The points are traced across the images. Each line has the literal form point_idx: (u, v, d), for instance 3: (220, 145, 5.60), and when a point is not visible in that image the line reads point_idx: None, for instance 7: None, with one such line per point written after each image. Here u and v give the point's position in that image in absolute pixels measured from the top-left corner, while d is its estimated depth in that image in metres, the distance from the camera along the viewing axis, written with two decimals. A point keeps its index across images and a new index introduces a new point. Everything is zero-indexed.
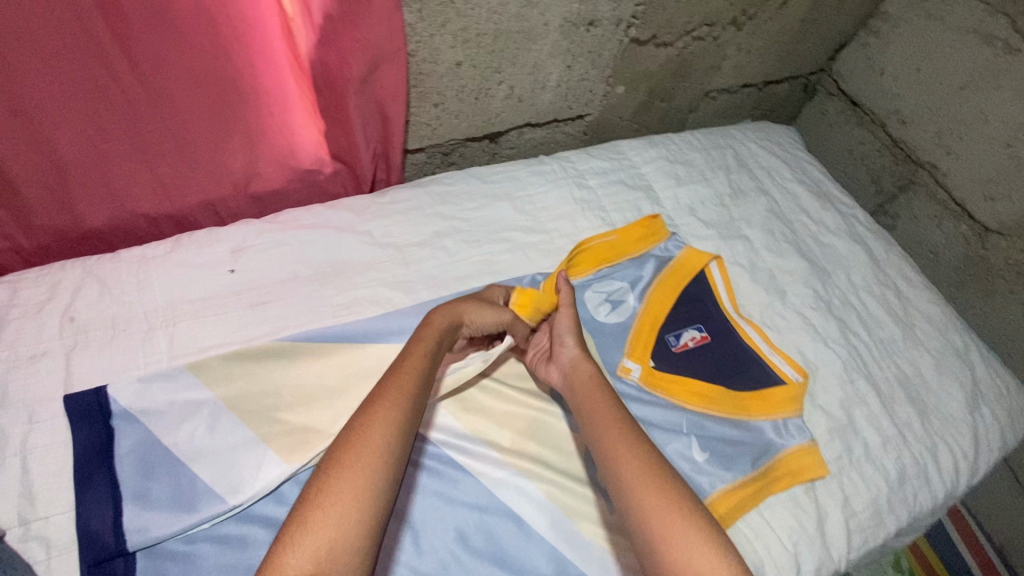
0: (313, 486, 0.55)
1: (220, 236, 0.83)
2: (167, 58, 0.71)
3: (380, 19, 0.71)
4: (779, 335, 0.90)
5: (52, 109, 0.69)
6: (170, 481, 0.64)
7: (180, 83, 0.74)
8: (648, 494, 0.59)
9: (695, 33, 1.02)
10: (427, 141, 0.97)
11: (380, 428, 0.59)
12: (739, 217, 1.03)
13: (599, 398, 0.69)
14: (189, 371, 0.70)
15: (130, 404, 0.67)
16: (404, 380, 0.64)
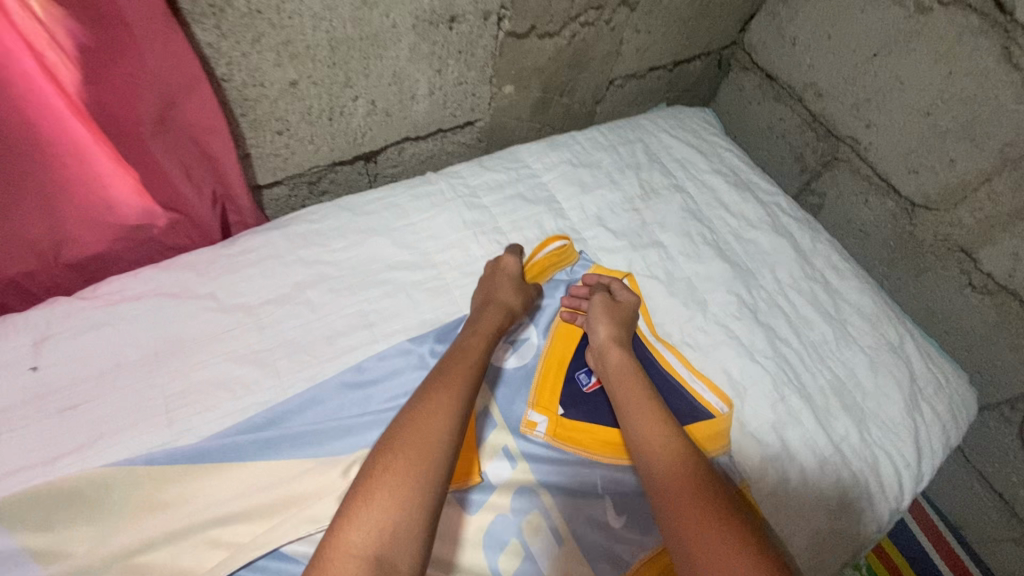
0: (378, 462, 0.55)
1: (19, 326, 0.67)
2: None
3: (157, 46, 0.58)
4: (701, 355, 0.81)
5: None
6: None
7: None
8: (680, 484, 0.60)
9: (582, 18, 0.90)
10: (283, 173, 0.82)
11: (441, 416, 0.58)
12: (652, 221, 0.93)
13: (628, 383, 0.70)
14: None
15: None
16: (460, 374, 0.64)
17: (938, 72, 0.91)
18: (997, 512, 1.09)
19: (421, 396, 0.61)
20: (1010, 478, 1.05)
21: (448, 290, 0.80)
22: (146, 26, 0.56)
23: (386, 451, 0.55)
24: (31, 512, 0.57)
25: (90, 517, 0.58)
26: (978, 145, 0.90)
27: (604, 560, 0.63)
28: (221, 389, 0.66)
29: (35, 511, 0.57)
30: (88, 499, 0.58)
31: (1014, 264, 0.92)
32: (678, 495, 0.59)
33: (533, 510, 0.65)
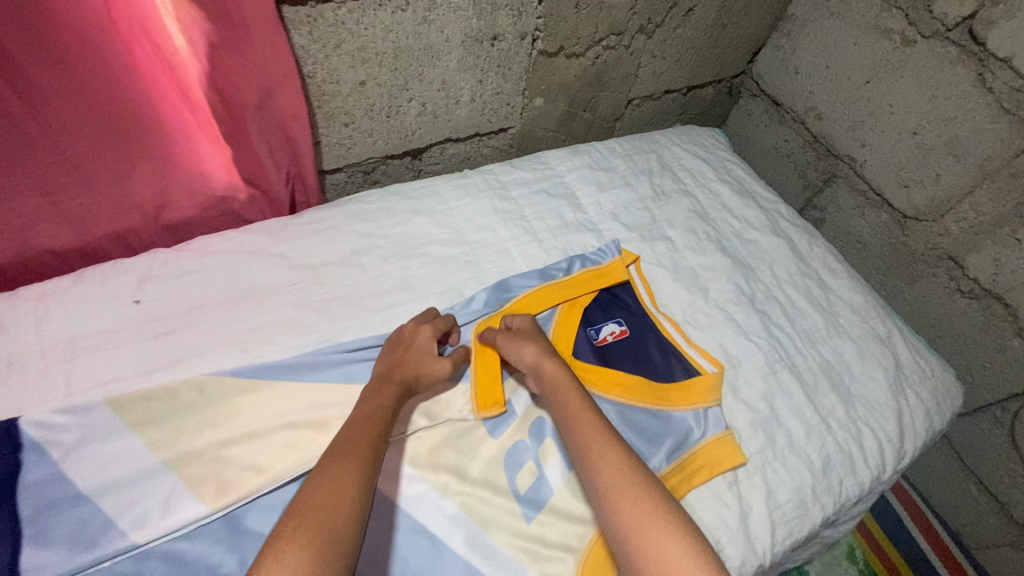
0: (289, 523, 0.55)
1: (126, 268, 0.81)
2: (31, 84, 0.67)
3: (264, 43, 0.73)
4: (701, 332, 0.91)
5: None
6: (71, 520, 0.61)
7: (74, 114, 0.72)
8: (615, 464, 0.64)
9: (605, 42, 1.04)
10: (344, 161, 0.97)
11: (348, 475, 0.60)
12: (662, 219, 1.04)
13: (562, 378, 0.73)
14: (108, 406, 0.67)
15: (39, 434, 0.65)
16: (369, 430, 0.65)
17: (923, 96, 1.02)
18: (993, 515, 1.13)
19: (329, 461, 0.61)
20: (1002, 479, 1.09)
21: (478, 265, 0.92)
22: (259, 28, 0.72)
23: (300, 511, 0.56)
24: (136, 406, 0.68)
25: (180, 417, 0.69)
26: (960, 161, 0.99)
27: None
28: (287, 328, 0.79)
29: (140, 405, 0.68)
30: (178, 400, 0.69)
31: (997, 270, 1.00)
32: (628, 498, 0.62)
33: (547, 439, 0.74)
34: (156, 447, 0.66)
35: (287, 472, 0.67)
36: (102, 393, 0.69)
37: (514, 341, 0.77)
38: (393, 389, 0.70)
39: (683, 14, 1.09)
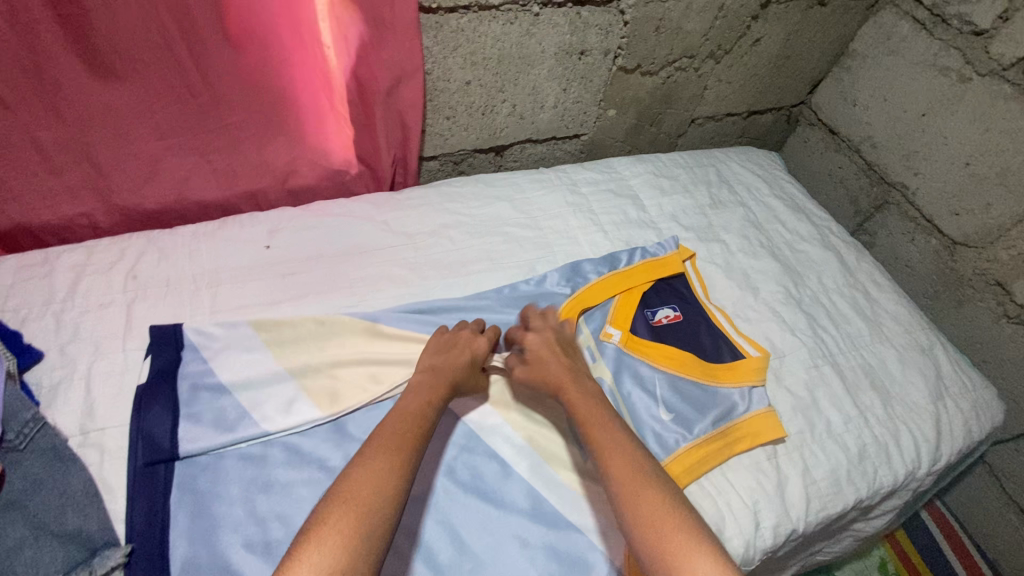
0: (324, 511, 0.59)
1: (259, 220, 0.97)
2: (214, 61, 0.86)
3: (404, 43, 0.89)
4: (749, 325, 0.99)
5: (135, 107, 0.87)
6: (216, 408, 0.74)
7: (238, 92, 0.90)
8: (631, 472, 0.68)
9: (677, 64, 1.16)
10: (440, 150, 1.12)
11: (384, 467, 0.63)
12: (719, 224, 1.14)
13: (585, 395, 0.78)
14: (250, 324, 0.82)
15: (197, 336, 0.79)
16: (414, 430, 0.69)
17: (977, 129, 1.09)
18: None
19: (369, 452, 0.65)
20: None
21: (550, 247, 1.03)
22: (402, 29, 0.87)
23: (342, 496, 0.60)
24: (271, 328, 0.82)
25: (300, 342, 0.82)
26: (1011, 191, 1.05)
27: (653, 441, 0.81)
28: (387, 281, 0.94)
29: (272, 328, 0.82)
30: (301, 326, 0.83)
31: None
32: (645, 505, 0.65)
33: None
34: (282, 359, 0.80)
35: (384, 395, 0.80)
36: (241, 313, 0.85)
37: (540, 363, 0.81)
38: (439, 389, 0.74)
39: (751, 44, 1.21)
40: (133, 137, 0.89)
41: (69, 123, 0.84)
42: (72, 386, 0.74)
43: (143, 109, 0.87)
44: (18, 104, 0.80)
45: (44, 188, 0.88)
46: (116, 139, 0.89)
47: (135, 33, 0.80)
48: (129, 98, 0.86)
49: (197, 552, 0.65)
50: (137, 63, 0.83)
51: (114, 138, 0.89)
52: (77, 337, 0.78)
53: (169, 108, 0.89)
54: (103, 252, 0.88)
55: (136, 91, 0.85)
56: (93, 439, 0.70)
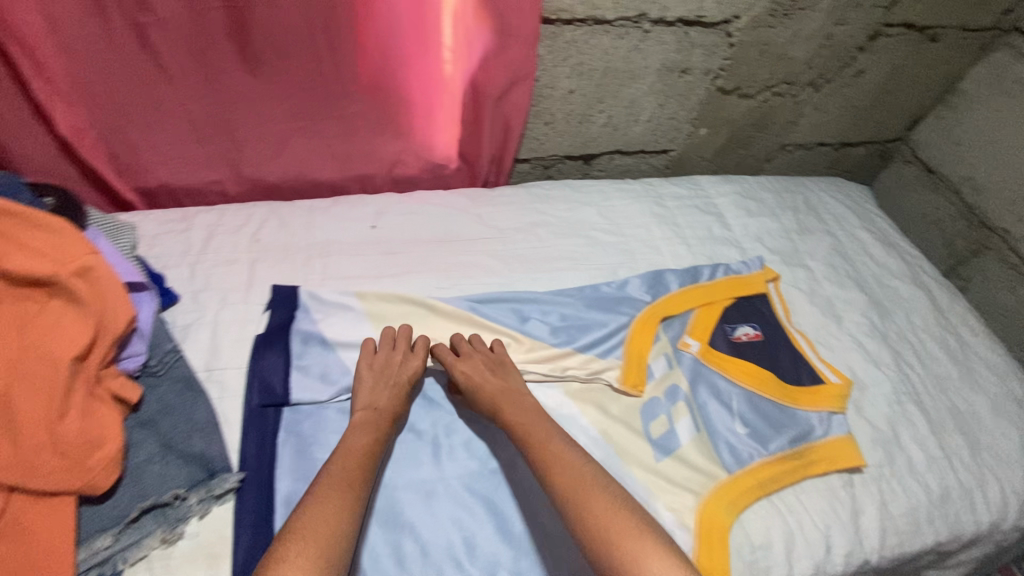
0: (277, 555, 0.58)
1: (367, 202, 1.05)
2: (350, 58, 0.94)
3: (521, 53, 0.95)
4: (831, 353, 0.98)
5: (273, 92, 0.96)
6: (321, 364, 0.82)
7: (364, 86, 0.98)
8: (584, 483, 0.68)
9: (775, 89, 1.18)
10: (534, 153, 1.17)
11: (337, 494, 0.64)
12: (804, 250, 1.13)
13: (529, 425, 0.75)
14: (357, 297, 0.89)
15: (310, 297, 0.87)
16: (357, 456, 0.69)
17: None
18: None
19: (319, 484, 0.65)
20: None
21: (633, 254, 1.06)
22: (522, 39, 0.94)
23: (297, 526, 0.61)
24: (374, 301, 0.89)
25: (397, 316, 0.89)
26: None
27: (726, 452, 0.81)
28: (478, 269, 0.99)
29: (375, 301, 0.89)
30: (399, 304, 0.90)
31: None
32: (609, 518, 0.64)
33: (681, 402, 0.85)
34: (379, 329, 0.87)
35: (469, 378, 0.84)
36: (346, 284, 0.93)
37: (467, 388, 0.80)
38: (381, 422, 0.74)
39: (853, 75, 1.20)
40: (269, 121, 0.99)
41: (221, 103, 0.95)
42: (201, 328, 0.82)
43: (281, 97, 0.97)
44: (182, 82, 0.91)
45: (188, 156, 0.99)
46: (254, 120, 0.98)
47: (287, 27, 0.89)
48: (271, 86, 0.95)
49: (297, 489, 0.71)
50: (281, 53, 0.92)
51: (252, 119, 0.98)
52: (207, 286, 0.87)
53: (303, 98, 0.98)
54: (232, 215, 0.98)
55: (276, 79, 0.94)
56: (215, 376, 0.78)
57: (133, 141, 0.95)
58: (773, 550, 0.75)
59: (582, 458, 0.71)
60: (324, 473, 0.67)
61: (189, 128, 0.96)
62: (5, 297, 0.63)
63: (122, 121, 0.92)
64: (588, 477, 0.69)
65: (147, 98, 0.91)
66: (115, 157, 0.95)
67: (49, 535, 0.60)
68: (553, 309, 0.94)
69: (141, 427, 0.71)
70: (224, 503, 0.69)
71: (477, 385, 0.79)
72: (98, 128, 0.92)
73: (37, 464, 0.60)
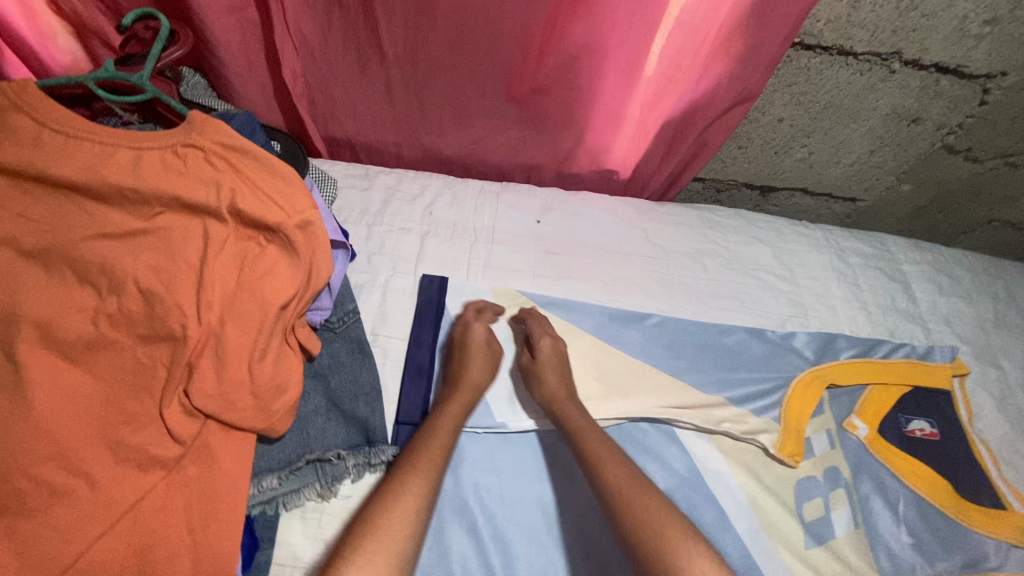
0: (355, 537, 0.55)
1: (536, 194, 1.03)
2: (575, 56, 0.87)
3: (745, 78, 0.87)
4: (1016, 474, 0.86)
5: (475, 70, 0.90)
6: None
7: (565, 84, 0.91)
8: (662, 513, 0.62)
9: (1010, 159, 1.03)
10: (712, 175, 1.09)
11: (415, 490, 0.60)
12: (999, 346, 1.00)
13: (604, 461, 0.68)
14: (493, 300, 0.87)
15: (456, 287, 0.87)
16: (433, 453, 0.65)
17: None
18: None
19: (396, 473, 0.63)
20: None
21: (803, 309, 0.97)
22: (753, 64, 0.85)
23: (364, 519, 0.57)
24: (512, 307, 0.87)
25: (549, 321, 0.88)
26: None
27: (885, 557, 0.74)
28: (639, 289, 0.95)
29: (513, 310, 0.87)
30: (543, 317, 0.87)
31: None
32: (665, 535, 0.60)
33: (840, 488, 0.78)
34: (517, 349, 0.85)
35: (612, 418, 0.78)
36: (504, 276, 0.91)
37: (533, 386, 0.78)
38: (456, 412, 0.72)
39: None
40: (469, 101, 0.95)
41: (434, 74, 0.91)
42: (371, 291, 0.84)
43: (492, 82, 0.92)
44: (408, 48, 0.88)
45: (381, 114, 0.98)
46: (445, 92, 0.94)
47: (522, 19, 0.83)
48: (486, 70, 0.90)
49: (443, 478, 0.72)
50: (493, 34, 0.85)
51: (444, 90, 0.93)
52: (381, 250, 0.89)
53: (511, 86, 0.93)
54: (409, 182, 0.99)
55: (482, 59, 0.89)
56: (380, 341, 0.80)
57: (337, 92, 0.94)
58: None
59: (639, 505, 0.63)
60: (404, 453, 0.66)
61: (395, 92, 0.94)
62: (233, 235, 0.66)
63: (336, 71, 0.91)
64: (640, 525, 0.61)
65: (366, 55, 0.89)
66: (315, 102, 0.95)
67: (232, 470, 0.62)
68: (711, 353, 0.88)
69: (313, 377, 0.73)
70: (375, 473, 0.70)
71: (536, 377, 0.78)
72: (310, 75, 0.91)
73: (234, 400, 0.63)
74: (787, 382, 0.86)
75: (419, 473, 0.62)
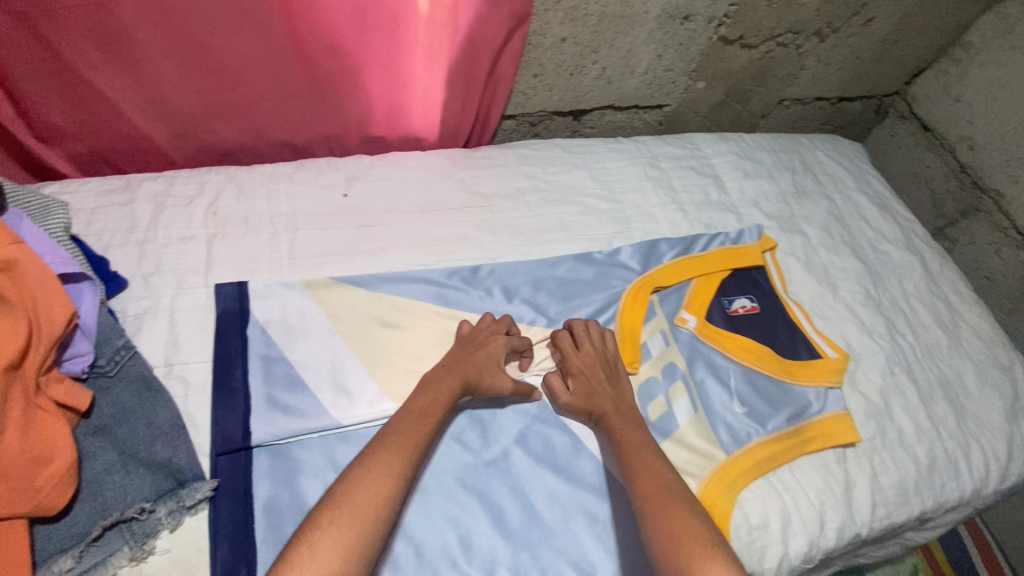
0: (317, 521, 0.56)
1: (338, 166, 0.94)
2: (322, 9, 0.78)
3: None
4: (827, 324, 0.96)
5: (211, 39, 0.78)
6: (285, 370, 0.74)
7: (322, 39, 0.82)
8: (683, 511, 0.64)
9: (780, 39, 1.10)
10: (521, 109, 1.07)
11: (381, 485, 0.59)
12: (800, 215, 1.09)
13: (649, 470, 0.68)
14: (303, 288, 0.80)
15: (259, 287, 0.78)
16: (412, 443, 0.64)
17: None
18: None
19: (367, 458, 0.62)
20: None
21: (627, 222, 1.00)
22: None
23: (326, 507, 0.57)
24: (325, 291, 0.80)
25: (401, 293, 0.83)
26: None
27: (725, 432, 0.80)
28: (464, 242, 0.91)
29: (327, 295, 0.80)
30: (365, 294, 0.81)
31: None
32: (685, 526, 0.62)
33: (679, 381, 0.83)
34: (349, 337, 0.78)
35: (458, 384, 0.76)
36: (312, 262, 0.83)
37: (586, 397, 0.75)
38: (450, 384, 0.71)
39: (861, 24, 1.13)
40: (224, 84, 0.84)
41: (165, 59, 0.78)
42: (155, 317, 0.74)
43: (241, 56, 0.81)
44: (120, 34, 0.74)
45: (122, 119, 0.83)
46: (186, 72, 0.81)
47: None
48: (228, 43, 0.79)
49: (278, 493, 0.66)
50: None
51: (184, 70, 0.80)
52: (161, 268, 0.78)
53: (267, 57, 0.82)
54: (182, 184, 0.87)
55: (213, 25, 0.77)
56: (176, 371, 0.71)
57: (55, 102, 0.79)
58: (769, 529, 0.74)
59: (663, 504, 0.64)
60: (380, 433, 0.65)
61: (129, 89, 0.80)
62: None
63: (43, 74, 0.76)
64: (671, 531, 0.62)
65: (75, 51, 0.74)
66: (31, 120, 0.80)
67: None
68: (545, 288, 0.89)
69: (95, 434, 0.64)
70: (197, 513, 0.63)
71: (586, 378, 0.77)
72: (11, 85, 0.76)
73: None
74: (619, 296, 0.89)
75: (390, 461, 0.61)
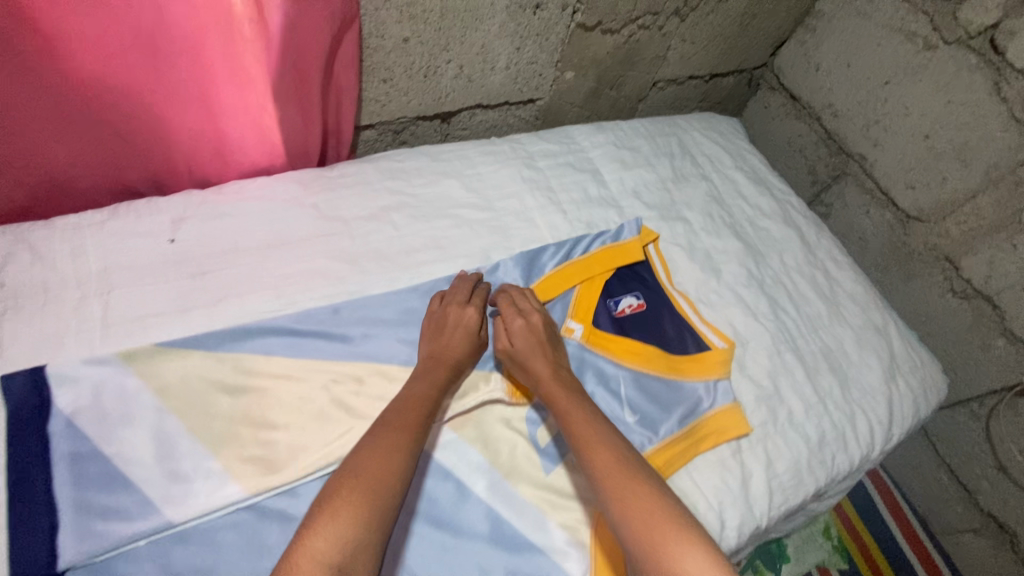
0: (342, 485, 0.60)
1: (161, 206, 0.80)
2: (93, 27, 0.63)
3: None
4: (713, 311, 0.95)
5: None
6: (102, 466, 0.63)
7: (106, 62, 0.67)
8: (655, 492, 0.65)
9: (640, 21, 1.06)
10: (377, 118, 0.97)
11: (400, 455, 0.63)
12: (681, 200, 1.07)
13: (617, 463, 0.67)
14: (120, 360, 0.68)
15: (62, 368, 0.65)
16: (427, 411, 0.68)
17: (939, 100, 1.06)
18: (960, 504, 1.22)
19: (385, 425, 0.66)
20: (972, 469, 1.18)
21: (504, 230, 0.94)
22: None
23: (350, 470, 0.61)
24: (150, 361, 0.69)
25: (245, 350, 0.73)
26: (967, 166, 1.05)
27: None
28: (321, 276, 0.81)
29: (153, 366, 0.69)
30: (202, 358, 0.71)
31: (989, 272, 1.07)
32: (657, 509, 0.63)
33: None
34: (182, 414, 0.67)
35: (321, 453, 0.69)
36: (131, 328, 0.70)
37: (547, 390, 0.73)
38: (446, 367, 0.73)
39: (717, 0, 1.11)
40: None
41: None
42: None
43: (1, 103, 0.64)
44: None
45: None
46: None
47: None
48: None
49: None
50: None
51: None
52: None
53: (39, 99, 0.65)
54: None
55: None
56: None
57: None
58: None
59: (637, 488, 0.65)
60: (390, 408, 0.68)
61: None
62: None
63: None
64: (639, 522, 0.62)
65: None
66: None
67: None
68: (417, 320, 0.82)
69: None
70: None
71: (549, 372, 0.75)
72: None
73: None
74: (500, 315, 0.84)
75: (408, 431, 0.65)
